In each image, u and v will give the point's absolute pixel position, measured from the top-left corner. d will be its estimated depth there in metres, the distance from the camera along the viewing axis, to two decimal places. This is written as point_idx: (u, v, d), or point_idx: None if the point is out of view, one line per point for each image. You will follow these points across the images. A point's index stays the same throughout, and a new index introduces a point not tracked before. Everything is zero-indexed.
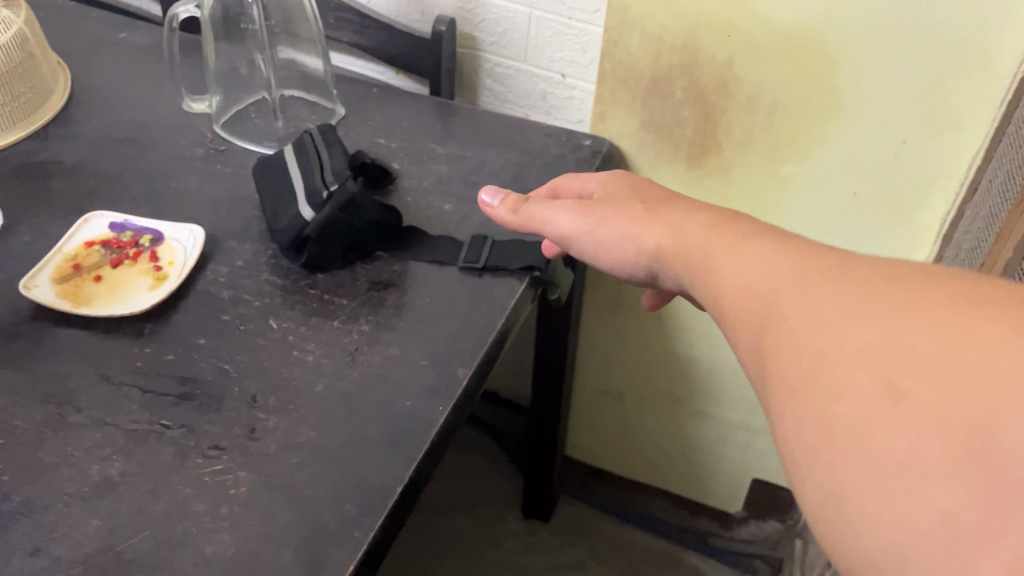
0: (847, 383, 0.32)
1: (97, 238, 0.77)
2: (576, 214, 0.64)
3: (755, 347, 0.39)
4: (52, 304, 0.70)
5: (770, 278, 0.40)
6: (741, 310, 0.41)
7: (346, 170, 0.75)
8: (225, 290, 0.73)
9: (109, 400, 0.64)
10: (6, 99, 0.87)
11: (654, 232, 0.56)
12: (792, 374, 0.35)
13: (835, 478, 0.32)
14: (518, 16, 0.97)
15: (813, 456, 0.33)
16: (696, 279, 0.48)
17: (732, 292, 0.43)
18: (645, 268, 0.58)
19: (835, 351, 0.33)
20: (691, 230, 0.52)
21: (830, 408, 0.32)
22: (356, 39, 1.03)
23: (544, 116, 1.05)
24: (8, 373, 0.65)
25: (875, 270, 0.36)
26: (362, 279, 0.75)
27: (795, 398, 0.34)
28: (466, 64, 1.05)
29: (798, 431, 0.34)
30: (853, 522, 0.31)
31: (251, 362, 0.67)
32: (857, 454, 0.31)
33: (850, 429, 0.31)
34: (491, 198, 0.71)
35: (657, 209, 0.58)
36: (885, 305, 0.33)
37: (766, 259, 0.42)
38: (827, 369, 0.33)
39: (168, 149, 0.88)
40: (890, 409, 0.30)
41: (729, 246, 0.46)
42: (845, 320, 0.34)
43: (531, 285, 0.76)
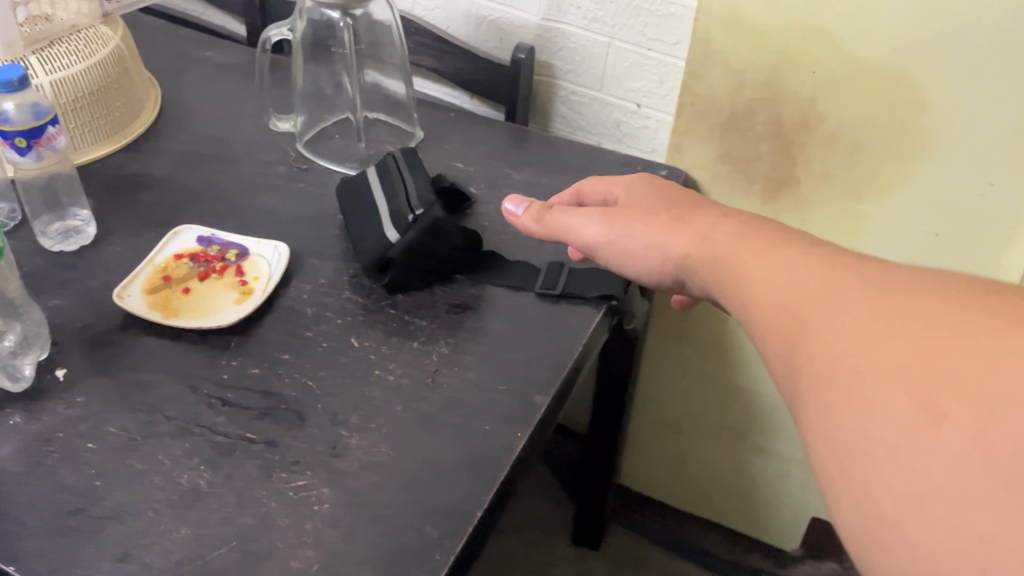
0: (886, 403, 0.34)
1: (185, 251, 0.79)
2: (602, 223, 0.64)
3: (788, 362, 0.41)
4: (144, 314, 0.72)
5: (804, 294, 0.42)
6: (772, 325, 0.43)
7: (432, 195, 0.77)
8: (308, 307, 0.75)
9: (196, 410, 0.65)
10: (102, 113, 0.90)
11: (683, 240, 0.57)
12: (829, 393, 0.37)
13: (876, 496, 0.34)
14: (597, 46, 0.98)
15: (852, 475, 0.35)
16: (724, 291, 0.50)
17: (761, 304, 0.45)
18: (671, 273, 0.59)
19: (872, 370, 0.35)
20: (719, 238, 0.53)
21: (870, 427, 0.35)
22: (433, 63, 1.05)
23: (616, 145, 1.05)
24: (100, 380, 0.67)
25: (904, 284, 0.38)
26: (441, 301, 0.76)
27: (832, 415, 0.37)
28: (541, 92, 1.06)
29: (839, 450, 0.36)
30: (894, 540, 0.33)
31: (333, 379, 0.69)
32: (897, 475, 0.33)
33: (889, 449, 0.33)
34: (515, 206, 0.71)
35: (684, 217, 0.59)
36: (921, 324, 0.35)
37: (795, 270, 0.44)
38: (865, 389, 0.35)
39: (253, 166, 0.90)
40: (929, 431, 0.32)
41: (755, 257, 0.48)
42: (879, 339, 0.36)
43: (609, 316, 0.77)
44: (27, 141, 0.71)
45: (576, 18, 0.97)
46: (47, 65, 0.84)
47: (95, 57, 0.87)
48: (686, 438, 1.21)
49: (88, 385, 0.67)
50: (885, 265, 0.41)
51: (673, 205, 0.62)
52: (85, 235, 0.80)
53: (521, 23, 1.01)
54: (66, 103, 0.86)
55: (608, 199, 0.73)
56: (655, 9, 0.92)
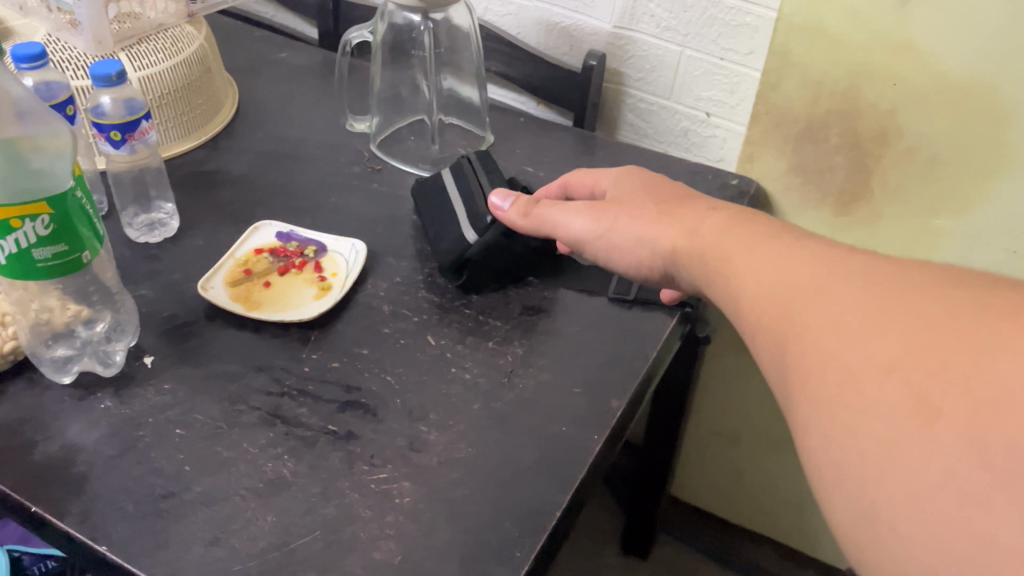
0: (881, 400, 0.36)
1: (265, 245, 0.80)
2: (591, 217, 0.67)
3: (785, 360, 0.43)
4: (227, 306, 0.73)
5: (797, 290, 0.44)
6: (770, 324, 0.45)
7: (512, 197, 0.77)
8: (385, 304, 0.76)
9: (279, 401, 0.67)
10: (185, 110, 0.92)
11: (671, 236, 0.60)
12: (826, 392, 0.39)
13: (871, 492, 0.36)
14: (668, 54, 0.98)
15: (850, 469, 0.37)
16: (719, 287, 0.53)
17: (755, 301, 0.47)
18: (660, 265, 0.62)
19: (866, 368, 0.37)
20: (707, 231, 0.57)
21: (866, 423, 0.36)
22: (503, 69, 1.07)
23: (683, 153, 1.05)
24: (186, 368, 0.69)
25: (893, 281, 0.40)
26: (515, 303, 0.76)
27: (830, 411, 0.39)
28: (610, 99, 1.07)
29: (836, 447, 0.38)
30: (889, 535, 0.35)
31: (411, 375, 0.69)
32: (892, 471, 0.35)
33: (883, 445, 0.35)
34: (503, 200, 0.73)
35: (673, 212, 0.62)
36: (911, 323, 0.37)
37: (788, 269, 0.46)
38: (860, 387, 0.37)
39: (329, 166, 0.92)
40: (922, 428, 0.34)
41: (750, 255, 0.50)
42: (872, 338, 0.38)
43: (682, 323, 0.76)
44: (122, 134, 0.73)
45: (649, 26, 0.98)
46: (136, 62, 0.86)
47: (181, 55, 0.90)
48: (741, 452, 1.21)
49: (174, 373, 0.68)
50: (876, 261, 0.43)
51: (659, 200, 0.65)
52: (169, 227, 0.82)
53: (593, 30, 1.02)
54: (153, 98, 0.88)
55: (596, 192, 0.75)
56: (729, 19, 0.92)
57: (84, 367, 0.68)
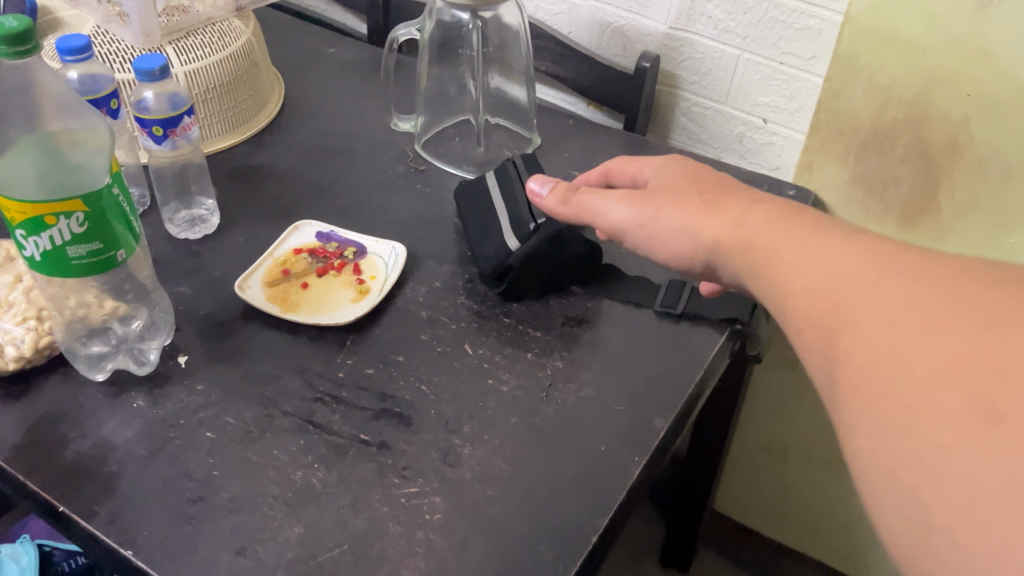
0: (939, 402, 0.35)
1: (304, 246, 0.79)
2: (630, 206, 0.63)
3: (832, 358, 0.42)
4: (263, 307, 0.72)
5: (846, 285, 0.43)
6: (815, 319, 0.44)
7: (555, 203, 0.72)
8: (423, 310, 0.73)
9: (312, 408, 0.65)
10: (230, 104, 0.91)
11: (713, 227, 0.56)
12: (877, 390, 0.38)
13: (924, 496, 0.35)
14: (725, 57, 0.95)
15: (902, 471, 0.36)
16: (759, 280, 0.51)
17: (799, 295, 0.46)
18: (700, 255, 0.58)
19: (924, 369, 0.36)
20: (753, 224, 0.53)
21: (921, 425, 0.35)
22: (555, 68, 1.04)
23: (738, 159, 1.02)
24: (221, 368, 0.68)
25: (953, 280, 0.39)
26: (557, 313, 0.73)
27: (882, 412, 0.37)
28: (663, 102, 1.03)
29: (886, 448, 0.37)
30: (942, 540, 0.34)
31: (448, 385, 0.67)
32: (947, 475, 0.34)
33: (940, 448, 0.34)
34: (541, 187, 0.69)
35: (718, 202, 0.58)
36: (975, 325, 0.35)
37: (836, 262, 0.45)
38: (916, 388, 0.36)
39: (372, 164, 0.90)
40: (984, 433, 0.33)
41: (796, 249, 0.49)
42: (930, 338, 0.36)
43: (731, 340, 0.72)
44: (163, 129, 0.72)
45: (706, 28, 0.94)
46: (183, 56, 0.86)
47: (227, 50, 0.89)
48: (788, 468, 1.16)
49: (209, 374, 0.67)
50: (934, 259, 0.41)
51: (702, 189, 0.61)
52: (209, 224, 0.81)
53: (647, 31, 0.99)
54: (198, 93, 0.88)
55: (637, 180, 0.72)
56: (792, 21, 0.88)
57: (118, 365, 0.67)
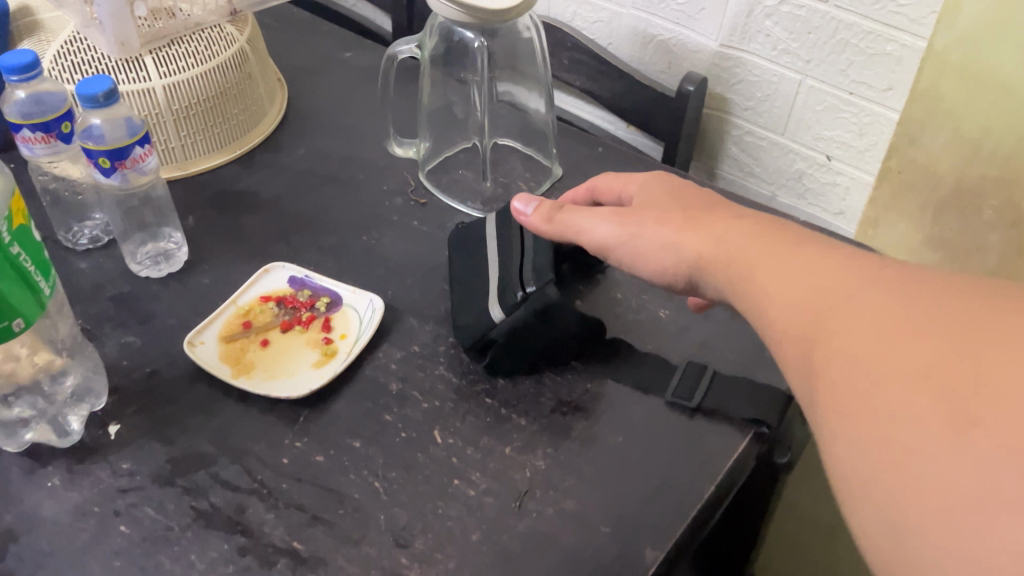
0: (918, 411, 0.32)
1: (273, 293, 0.70)
2: (613, 222, 0.56)
3: (811, 373, 0.38)
4: (212, 369, 0.63)
5: (824, 294, 0.40)
6: (795, 332, 0.41)
7: (549, 268, 0.60)
8: (394, 381, 0.63)
9: (244, 502, 0.55)
10: (217, 120, 0.82)
11: (696, 237, 0.51)
12: (847, 397, 0.35)
13: (898, 502, 0.32)
14: (785, 82, 0.81)
15: (877, 484, 0.33)
16: (737, 290, 0.47)
17: (777, 303, 0.43)
18: (683, 274, 0.52)
19: (901, 378, 0.33)
20: (736, 233, 0.50)
21: (897, 435, 0.32)
22: (590, 85, 0.92)
23: (795, 199, 0.88)
24: (152, 443, 0.59)
25: (928, 291, 0.36)
26: (548, 396, 0.62)
27: (855, 425, 0.34)
28: (711, 127, 0.90)
29: (859, 454, 0.34)
30: (914, 545, 0.31)
31: (405, 484, 0.56)
32: (921, 479, 0.31)
33: (914, 456, 0.32)
34: (525, 205, 0.62)
35: (702, 217, 0.53)
36: (954, 334, 0.33)
37: (814, 271, 0.42)
38: (890, 393, 0.33)
39: (368, 194, 0.80)
40: (965, 439, 0.30)
41: (779, 261, 0.45)
42: (906, 349, 0.34)
43: (755, 445, 0.59)
44: (111, 161, 0.63)
45: (763, 47, 0.80)
46: (160, 68, 0.77)
47: (213, 61, 0.80)
48: (837, 549, 1.01)
49: (137, 449, 0.58)
50: (913, 271, 0.39)
51: (689, 206, 0.55)
52: (175, 260, 0.73)
53: (696, 47, 0.86)
54: (178, 109, 0.79)
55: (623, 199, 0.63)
56: (865, 45, 0.73)
57: (37, 437, 0.58)
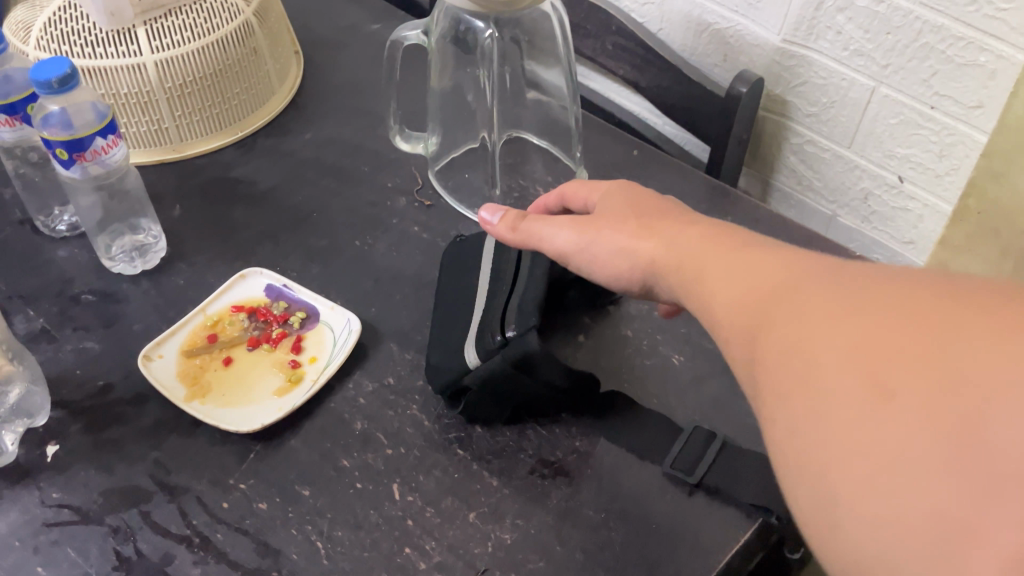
0: (854, 385, 0.27)
1: (247, 302, 0.64)
2: (579, 230, 0.48)
3: (749, 354, 0.33)
4: (163, 388, 0.57)
5: (761, 274, 0.35)
6: (735, 312, 0.35)
7: (536, 311, 0.52)
8: (360, 420, 0.56)
9: (172, 552, 0.50)
10: (215, 100, 0.75)
11: (647, 232, 0.45)
12: (773, 375, 0.30)
13: (820, 484, 0.27)
14: (855, 88, 0.69)
15: (810, 470, 0.27)
16: (680, 282, 0.41)
17: (714, 283, 0.38)
18: (638, 281, 0.45)
19: (837, 352, 0.28)
20: (687, 224, 0.44)
21: (831, 413, 0.27)
22: (633, 75, 0.81)
23: (858, 221, 0.77)
24: (89, 470, 0.54)
25: (862, 268, 0.32)
26: (529, 453, 0.54)
27: (789, 409, 0.29)
28: (768, 132, 0.79)
29: (783, 436, 0.29)
30: (838, 527, 0.26)
31: (351, 547, 0.50)
32: (841, 459, 0.26)
33: (834, 433, 0.27)
34: (490, 214, 0.54)
35: (655, 220, 0.46)
36: (900, 301, 0.28)
37: (754, 254, 0.37)
38: (811, 368, 0.29)
39: (369, 191, 0.73)
40: (910, 409, 0.25)
41: (731, 249, 0.39)
42: (844, 321, 0.29)
43: (761, 537, 0.50)
44: (69, 152, 0.58)
45: (832, 46, 0.68)
46: (151, 43, 0.69)
47: (213, 35, 0.72)
48: None
49: (72, 476, 0.53)
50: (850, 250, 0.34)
51: (649, 207, 0.48)
52: (153, 256, 0.67)
53: (756, 41, 0.74)
54: (171, 88, 0.72)
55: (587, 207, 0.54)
56: (953, 53, 0.61)
57: None
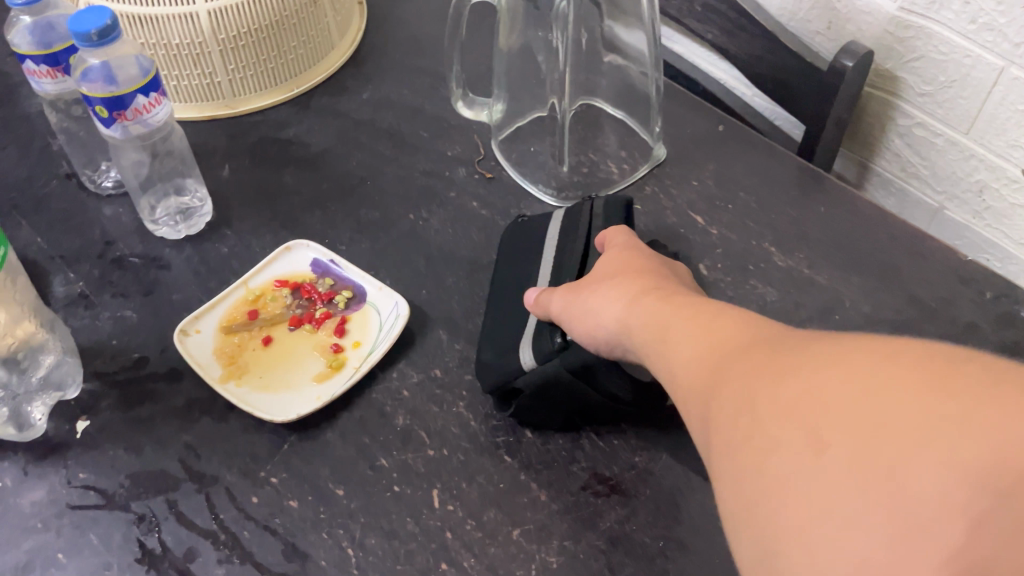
0: (790, 438, 0.25)
1: (292, 277, 0.60)
2: (580, 295, 0.45)
3: (700, 408, 0.31)
4: (198, 366, 0.54)
5: (722, 330, 0.33)
6: (691, 363, 0.33)
7: None
8: (402, 414, 0.52)
9: (196, 547, 0.47)
10: (271, 55, 0.70)
11: (625, 294, 0.42)
12: (720, 429, 0.28)
13: (759, 541, 0.25)
14: (980, 67, 0.60)
15: (750, 526, 0.25)
16: (643, 343, 0.38)
17: (676, 330, 0.36)
18: (614, 342, 0.42)
19: (779, 402, 0.26)
20: (669, 293, 0.41)
21: (769, 467, 0.25)
22: (723, 40, 0.74)
23: (969, 217, 0.68)
24: (117, 450, 0.51)
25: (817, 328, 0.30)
26: (582, 465, 0.49)
27: (733, 462, 0.27)
28: (872, 110, 0.71)
29: (726, 493, 0.27)
30: None
31: (383, 556, 0.46)
32: (779, 515, 0.24)
33: (773, 486, 0.25)
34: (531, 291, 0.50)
35: (647, 285, 0.43)
36: (839, 351, 0.27)
37: (720, 309, 0.35)
38: (753, 421, 0.27)
39: (426, 159, 0.68)
40: (842, 458, 0.23)
41: (702, 304, 0.37)
42: (788, 372, 0.27)
43: None
44: (109, 111, 0.54)
45: (957, 17, 0.60)
46: None
47: None
48: None
49: (100, 455, 0.51)
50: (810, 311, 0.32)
51: (642, 272, 0.45)
52: (198, 221, 0.64)
53: (869, 8, 0.66)
54: (224, 39, 0.66)
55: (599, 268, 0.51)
56: None
57: None
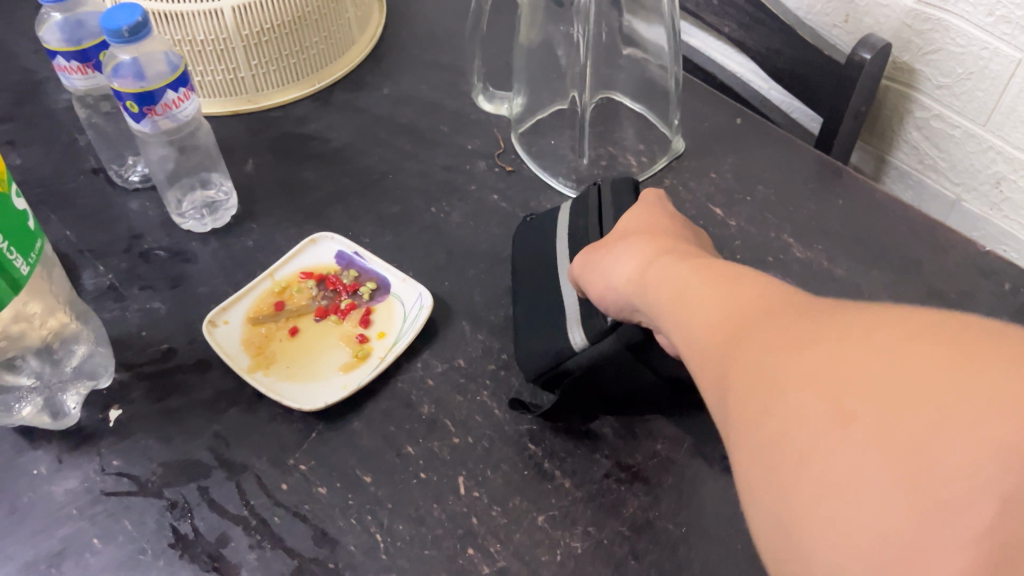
0: (812, 407, 0.25)
1: (316, 269, 0.61)
2: (601, 259, 0.47)
3: (717, 372, 0.31)
4: (227, 357, 0.55)
5: (740, 296, 0.33)
6: (705, 332, 0.33)
7: None
8: (427, 403, 0.53)
9: (228, 532, 0.48)
10: (293, 50, 0.71)
11: (640, 253, 0.43)
12: (739, 395, 0.29)
13: (778, 505, 0.25)
14: (997, 60, 0.61)
15: (769, 490, 0.26)
16: (653, 300, 0.39)
17: (690, 297, 0.36)
18: (625, 303, 0.44)
19: (800, 372, 0.26)
20: (681, 251, 0.42)
21: (789, 435, 0.26)
22: (740, 34, 0.74)
23: (985, 208, 0.69)
24: (149, 439, 0.52)
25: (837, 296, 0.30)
26: (604, 454, 0.50)
27: (752, 428, 0.27)
28: (890, 103, 0.71)
29: (745, 457, 0.27)
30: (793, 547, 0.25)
31: (410, 542, 0.47)
32: (799, 480, 0.25)
33: (794, 452, 0.25)
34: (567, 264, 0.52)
35: (661, 244, 0.44)
36: (858, 321, 0.27)
37: (735, 274, 0.35)
38: (773, 390, 0.27)
39: (446, 154, 0.69)
40: (865, 429, 0.24)
41: (716, 267, 0.37)
42: (809, 342, 0.27)
43: None
44: (139, 105, 0.55)
45: (974, 10, 0.60)
46: None
47: None
48: None
49: (132, 444, 0.52)
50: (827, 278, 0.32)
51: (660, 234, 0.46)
52: (223, 214, 0.65)
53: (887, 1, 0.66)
54: (248, 35, 0.67)
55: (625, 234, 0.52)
56: None
57: (29, 420, 0.52)
